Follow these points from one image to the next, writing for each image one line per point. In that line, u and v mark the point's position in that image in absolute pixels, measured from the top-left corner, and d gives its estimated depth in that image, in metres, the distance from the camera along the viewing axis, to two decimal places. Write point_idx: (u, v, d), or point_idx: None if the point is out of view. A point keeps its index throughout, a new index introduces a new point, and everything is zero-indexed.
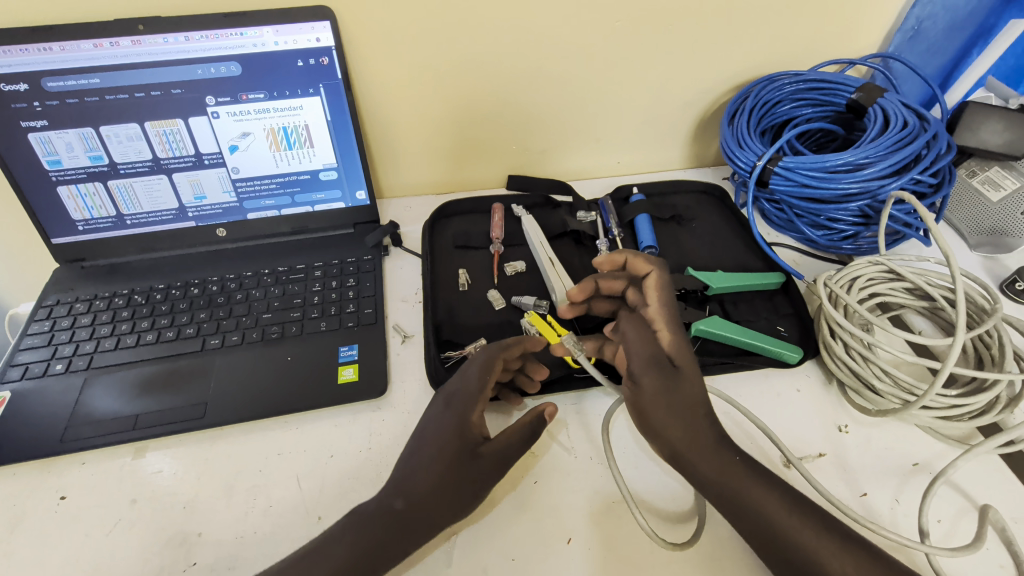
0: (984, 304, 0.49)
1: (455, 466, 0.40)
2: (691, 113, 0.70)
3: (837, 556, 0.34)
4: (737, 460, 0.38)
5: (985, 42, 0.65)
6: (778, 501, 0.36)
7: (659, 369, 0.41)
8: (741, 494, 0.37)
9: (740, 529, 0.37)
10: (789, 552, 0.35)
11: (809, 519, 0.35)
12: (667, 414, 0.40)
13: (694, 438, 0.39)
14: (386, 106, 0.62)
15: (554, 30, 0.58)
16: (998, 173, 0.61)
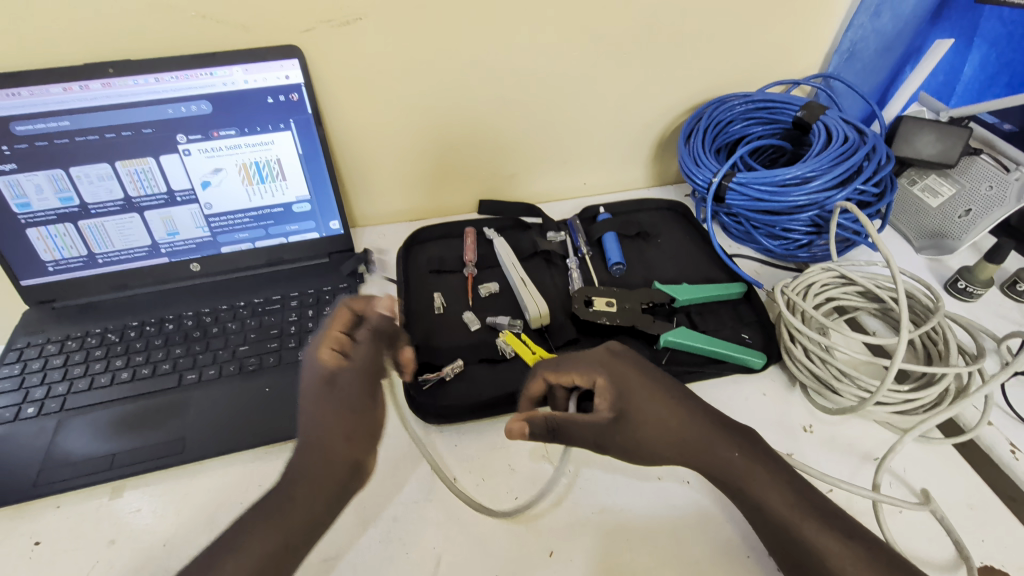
0: (927, 303, 0.53)
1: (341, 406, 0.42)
2: (651, 135, 0.73)
3: (842, 548, 0.36)
4: (737, 457, 0.40)
5: (915, 60, 0.70)
6: (782, 498, 0.39)
7: (651, 393, 0.42)
8: (748, 489, 0.40)
9: (760, 531, 0.39)
10: (802, 549, 0.37)
11: (809, 512, 0.38)
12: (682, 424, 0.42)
13: (699, 444, 0.41)
14: (357, 138, 0.64)
15: (516, 61, 0.61)
16: (935, 181, 0.65)
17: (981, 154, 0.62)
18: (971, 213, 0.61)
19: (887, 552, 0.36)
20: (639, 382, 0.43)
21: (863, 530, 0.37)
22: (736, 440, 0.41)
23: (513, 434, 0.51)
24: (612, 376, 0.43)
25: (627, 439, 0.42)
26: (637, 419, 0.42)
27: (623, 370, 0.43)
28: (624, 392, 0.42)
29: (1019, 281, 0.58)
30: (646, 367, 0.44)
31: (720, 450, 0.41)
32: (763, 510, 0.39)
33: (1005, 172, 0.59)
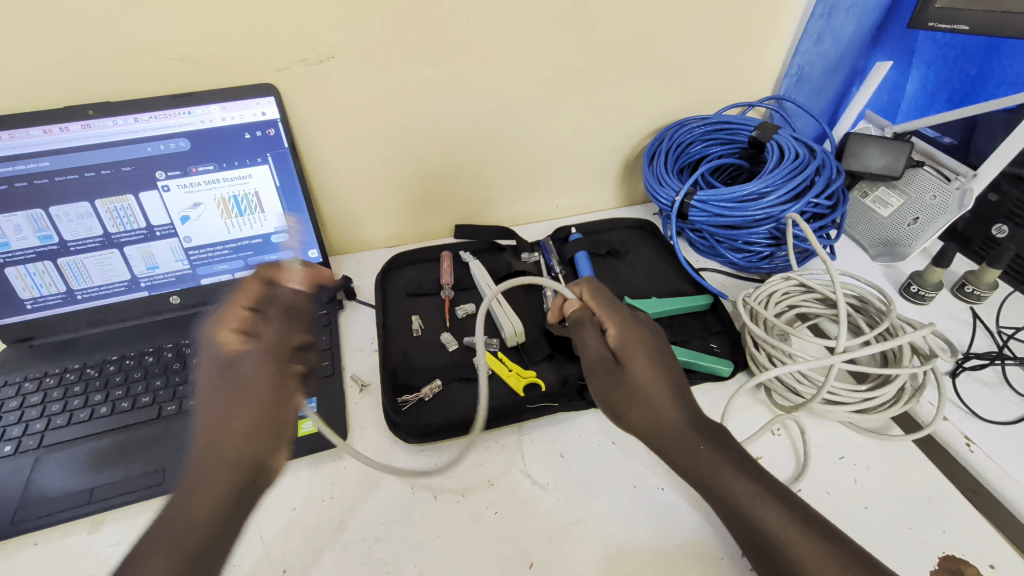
0: (880, 306, 0.56)
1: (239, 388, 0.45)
2: (617, 158, 0.77)
3: (808, 542, 0.36)
4: (702, 449, 0.41)
5: (860, 80, 0.75)
6: (750, 490, 0.39)
7: (647, 360, 0.45)
8: (715, 480, 0.40)
9: (730, 526, 0.40)
10: (767, 543, 0.38)
11: (775, 506, 0.38)
12: (663, 403, 0.43)
13: (675, 428, 0.43)
14: (333, 170, 0.66)
15: (483, 93, 0.64)
16: (884, 192, 0.69)
17: (924, 166, 0.65)
18: (919, 221, 0.64)
19: (852, 550, 0.36)
20: (640, 349, 0.46)
21: (826, 521, 0.38)
22: (708, 436, 0.42)
23: (492, 450, 0.52)
24: (623, 332, 0.47)
25: (610, 382, 0.45)
26: (628, 374, 0.45)
27: (634, 333, 0.47)
28: (627, 345, 0.46)
29: (967, 284, 0.61)
30: (657, 344, 0.47)
31: (688, 440, 0.42)
32: (727, 503, 0.40)
33: (946, 182, 0.62)
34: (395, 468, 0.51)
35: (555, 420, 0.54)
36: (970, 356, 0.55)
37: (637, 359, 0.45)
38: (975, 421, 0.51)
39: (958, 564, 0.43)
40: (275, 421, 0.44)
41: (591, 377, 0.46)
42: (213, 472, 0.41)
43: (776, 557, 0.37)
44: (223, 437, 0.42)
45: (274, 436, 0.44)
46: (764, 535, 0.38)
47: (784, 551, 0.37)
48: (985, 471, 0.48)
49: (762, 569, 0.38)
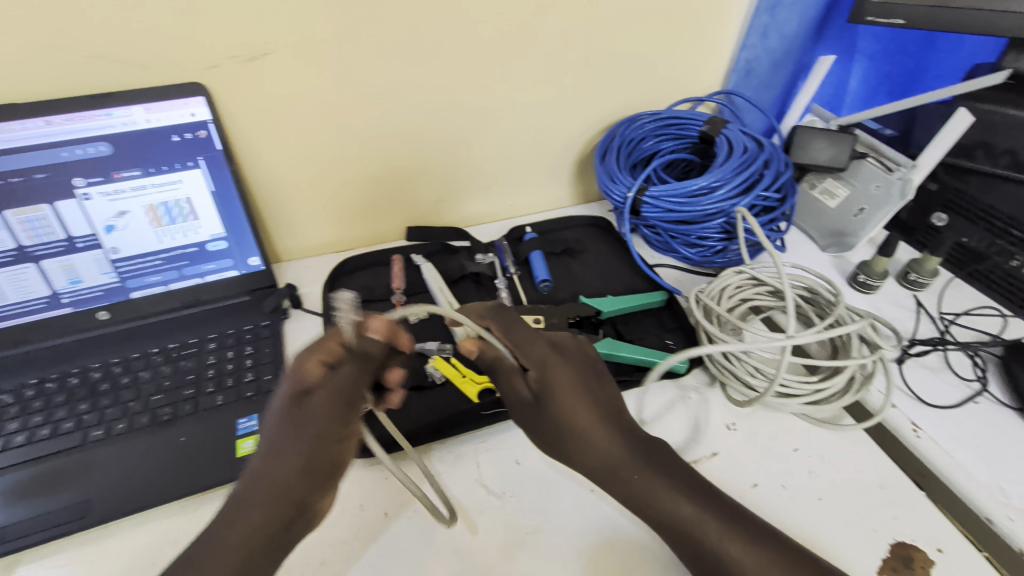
0: (829, 297, 0.56)
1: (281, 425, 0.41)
2: (570, 155, 0.76)
3: (752, 558, 0.37)
4: (636, 479, 0.41)
5: (805, 75, 0.76)
6: (687, 512, 0.39)
7: (575, 397, 0.43)
8: (653, 506, 0.40)
9: (675, 548, 0.40)
10: (711, 561, 0.37)
11: (716, 525, 0.38)
12: (591, 441, 0.42)
13: (611, 460, 0.41)
14: (274, 173, 0.63)
15: (430, 91, 0.62)
16: (832, 184, 0.70)
17: (867, 157, 0.67)
18: (864, 211, 0.65)
19: (794, 557, 0.37)
20: (568, 386, 0.43)
21: (768, 528, 0.39)
22: (642, 462, 0.41)
23: (446, 460, 0.50)
24: (544, 370, 0.44)
25: (540, 425, 0.44)
26: (559, 417, 0.43)
27: (557, 371, 0.43)
28: (551, 386, 0.43)
29: (911, 271, 0.63)
30: (584, 370, 0.45)
31: (623, 470, 0.41)
32: (668, 525, 0.39)
33: (888, 173, 0.64)
34: (343, 486, 0.48)
35: (510, 426, 0.53)
36: (915, 342, 0.57)
37: (559, 400, 0.43)
38: (921, 407, 0.52)
39: (909, 551, 0.44)
40: (343, 458, 0.42)
41: (521, 417, 0.45)
42: (260, 503, 0.39)
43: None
44: (281, 470, 0.39)
45: (327, 473, 0.41)
46: (707, 557, 0.38)
47: (727, 570, 0.37)
48: (932, 456, 0.49)
49: None
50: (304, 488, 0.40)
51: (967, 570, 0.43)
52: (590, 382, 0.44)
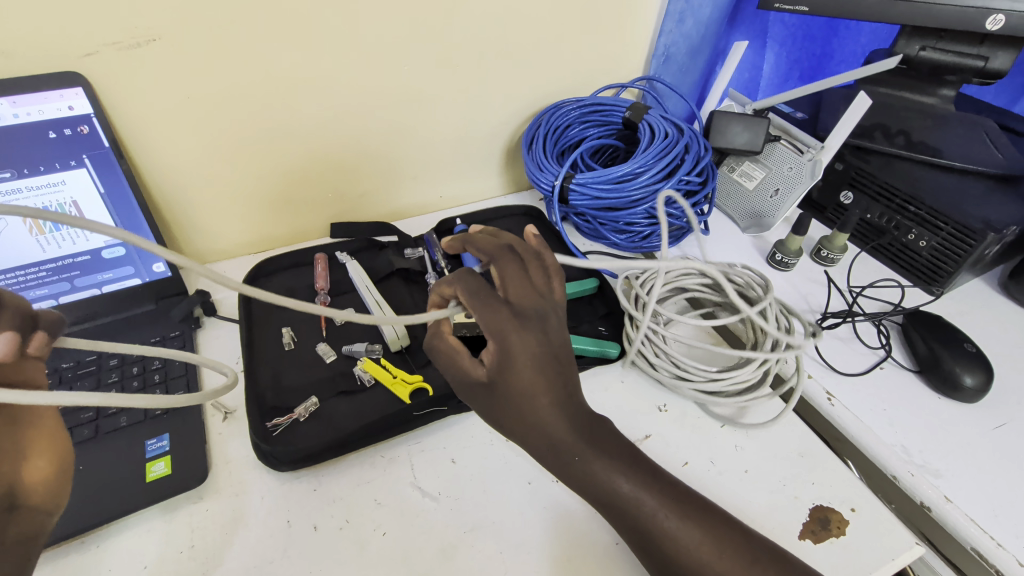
0: (760, 292, 0.58)
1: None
2: (498, 144, 0.74)
3: (686, 530, 0.37)
4: (576, 460, 0.39)
5: (721, 60, 0.78)
6: (627, 490, 0.39)
7: (532, 376, 0.39)
8: (593, 485, 0.39)
9: (614, 524, 0.40)
10: (649, 535, 0.38)
11: (655, 500, 0.38)
12: (540, 418, 0.39)
13: (555, 442, 0.40)
14: (175, 170, 0.58)
15: (346, 79, 0.59)
16: (749, 167, 0.73)
17: (780, 140, 0.69)
18: (779, 192, 0.68)
19: (723, 523, 0.38)
20: (527, 363, 0.39)
21: (698, 499, 0.39)
22: (586, 444, 0.40)
23: (379, 465, 0.49)
24: (504, 343, 0.39)
25: (492, 404, 0.41)
26: (509, 397, 0.39)
27: (518, 347, 0.39)
28: (508, 362, 0.39)
29: (823, 248, 0.67)
30: (547, 348, 0.40)
31: (566, 451, 0.39)
32: (607, 502, 0.39)
33: (799, 154, 0.67)
34: (268, 502, 0.46)
35: (445, 424, 0.52)
36: (827, 316, 0.60)
37: (514, 377, 0.39)
38: (834, 376, 0.56)
39: (827, 513, 0.46)
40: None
41: (472, 389, 0.42)
42: None
43: (656, 549, 0.37)
44: None
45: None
46: (643, 531, 0.38)
47: (660, 543, 0.37)
48: (844, 421, 0.52)
49: (645, 559, 0.39)
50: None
51: (877, 525, 0.46)
52: (552, 363, 0.39)
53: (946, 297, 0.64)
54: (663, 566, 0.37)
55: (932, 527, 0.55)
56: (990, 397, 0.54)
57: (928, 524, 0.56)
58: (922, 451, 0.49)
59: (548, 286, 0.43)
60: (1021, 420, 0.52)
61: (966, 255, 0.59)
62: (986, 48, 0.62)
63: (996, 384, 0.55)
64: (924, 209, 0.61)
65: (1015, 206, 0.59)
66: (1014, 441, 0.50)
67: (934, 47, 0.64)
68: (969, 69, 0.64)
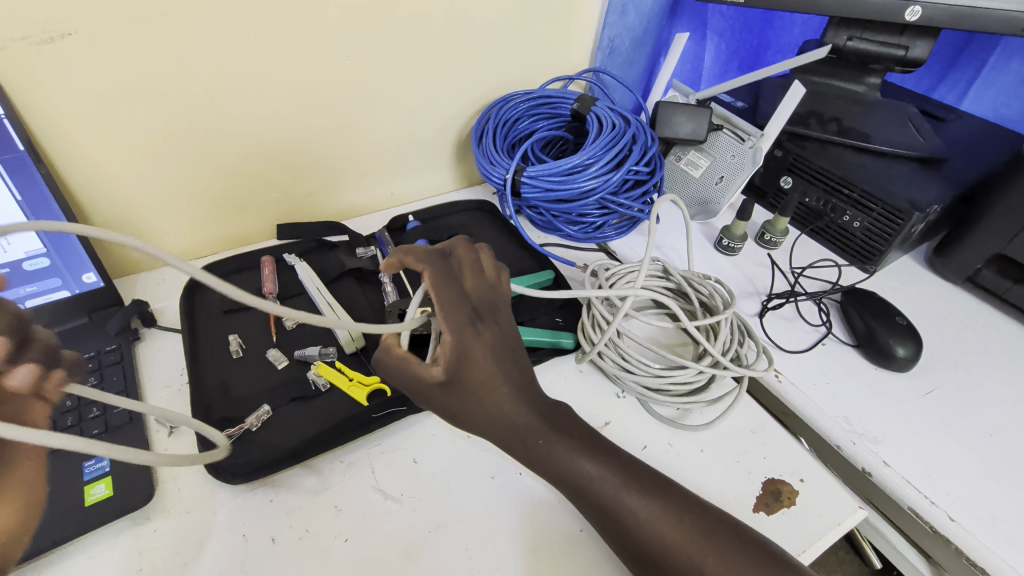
0: (723, 303, 0.58)
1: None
2: (448, 139, 0.74)
3: (646, 503, 0.38)
4: (540, 444, 0.40)
5: (664, 52, 0.80)
6: (589, 469, 0.39)
7: (490, 369, 0.39)
8: (557, 468, 0.39)
9: (577, 503, 0.40)
10: (613, 512, 0.38)
11: (617, 477, 0.39)
12: (500, 410, 0.39)
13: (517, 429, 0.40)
14: (102, 173, 0.54)
15: (285, 74, 0.56)
16: (695, 156, 0.75)
17: (723, 129, 0.71)
18: (724, 179, 0.71)
19: (681, 497, 0.39)
20: (485, 357, 0.39)
21: (657, 475, 0.40)
22: (549, 427, 0.40)
23: (338, 471, 0.47)
24: (461, 338, 0.39)
25: (448, 400, 0.40)
26: (467, 392, 0.39)
27: (476, 342, 0.39)
28: (465, 357, 0.39)
29: (766, 232, 0.70)
30: (503, 340, 0.40)
31: (528, 437, 0.40)
32: (570, 483, 0.39)
33: (741, 142, 0.69)
34: (222, 517, 0.44)
35: (406, 424, 0.51)
36: (772, 297, 0.62)
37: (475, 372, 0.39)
38: (781, 354, 0.58)
39: (778, 485, 0.48)
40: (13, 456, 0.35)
41: (425, 394, 0.40)
42: None
43: (618, 525, 0.38)
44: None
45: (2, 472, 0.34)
46: (606, 508, 0.38)
47: (622, 519, 0.38)
48: (791, 397, 0.55)
49: (608, 537, 0.39)
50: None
51: (824, 493, 0.48)
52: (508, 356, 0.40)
53: (878, 274, 0.68)
54: (625, 541, 0.38)
55: (874, 491, 0.59)
56: (919, 365, 0.57)
57: (871, 489, 0.59)
58: (862, 421, 0.52)
59: (500, 280, 0.44)
60: (947, 385, 0.56)
61: (895, 234, 0.63)
62: (906, 38, 0.66)
63: (924, 353, 0.59)
64: (857, 192, 0.65)
65: (936, 186, 0.63)
66: (941, 405, 0.54)
67: (860, 37, 0.68)
68: (891, 58, 0.68)
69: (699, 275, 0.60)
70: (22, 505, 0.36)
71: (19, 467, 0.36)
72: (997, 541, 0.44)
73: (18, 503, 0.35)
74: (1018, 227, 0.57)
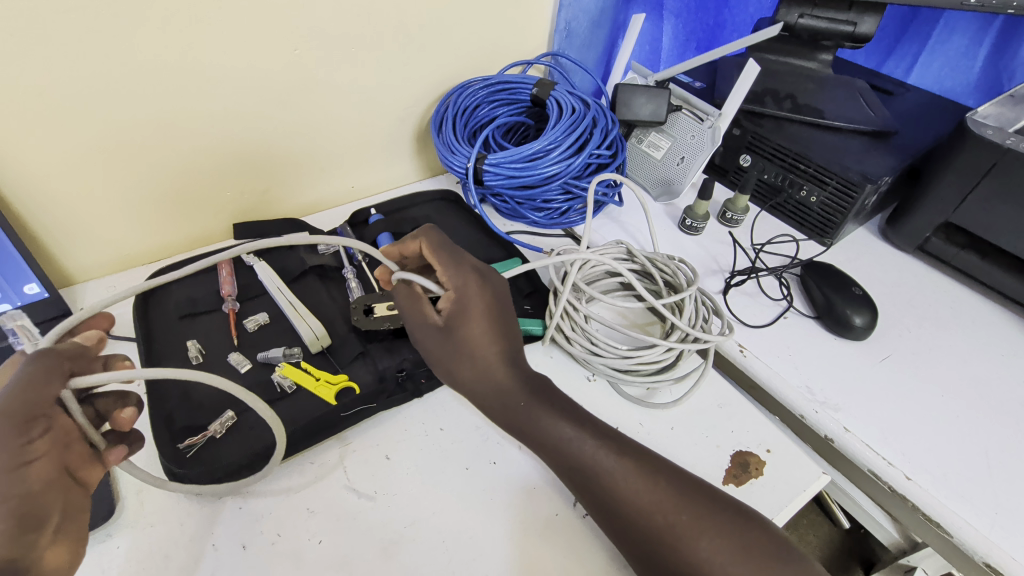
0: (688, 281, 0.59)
1: (53, 497, 0.34)
2: (407, 128, 0.72)
3: (621, 464, 0.39)
4: (522, 405, 0.42)
5: (622, 33, 0.79)
6: (568, 432, 0.40)
7: (486, 323, 0.42)
8: (537, 431, 0.41)
9: (557, 470, 0.41)
10: (589, 477, 0.39)
11: (595, 439, 0.40)
12: (496, 364, 0.42)
13: (501, 388, 0.42)
14: (40, 178, 0.51)
15: (231, 67, 0.54)
16: (656, 137, 0.75)
17: (682, 110, 0.71)
18: (685, 159, 0.71)
19: (656, 463, 0.40)
20: (481, 312, 0.43)
21: (632, 442, 0.41)
22: (530, 391, 0.42)
23: (308, 472, 0.47)
24: (462, 289, 0.43)
25: (443, 350, 0.43)
26: (462, 342, 0.42)
27: (475, 296, 0.43)
28: (465, 308, 0.42)
29: (728, 211, 0.71)
30: (500, 302, 0.44)
31: (512, 398, 0.42)
32: (550, 447, 0.41)
33: (700, 122, 0.69)
34: (190, 526, 0.43)
35: (376, 421, 0.51)
36: (735, 273, 0.64)
37: (476, 322, 0.42)
38: (745, 329, 0.59)
39: (746, 457, 0.50)
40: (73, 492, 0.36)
41: (426, 344, 0.45)
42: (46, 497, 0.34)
43: (596, 489, 0.39)
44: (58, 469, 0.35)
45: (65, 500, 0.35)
46: (583, 472, 0.39)
47: (599, 481, 0.39)
48: (756, 370, 0.56)
49: (585, 502, 0.40)
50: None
51: (790, 461, 0.50)
52: (504, 316, 0.44)
53: (835, 246, 0.70)
54: (599, 506, 0.39)
55: (837, 457, 0.61)
56: (876, 333, 0.60)
57: (835, 455, 0.61)
58: (823, 389, 0.54)
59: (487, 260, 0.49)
60: (901, 350, 0.58)
61: (850, 207, 0.65)
62: (855, 13, 0.67)
63: (880, 321, 0.61)
64: (813, 167, 0.66)
65: (886, 159, 0.65)
66: (897, 369, 0.56)
67: (811, 15, 0.69)
68: (840, 34, 0.69)
69: (664, 255, 0.61)
70: (74, 544, 0.35)
71: (75, 514, 0.36)
72: (950, 496, 0.47)
73: (70, 544, 0.35)
74: (961, 197, 0.60)
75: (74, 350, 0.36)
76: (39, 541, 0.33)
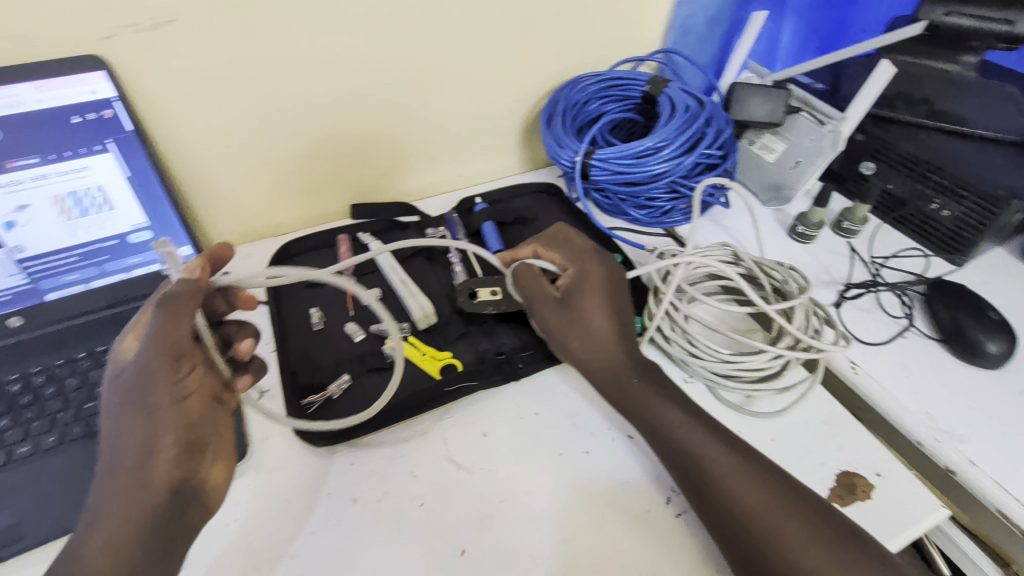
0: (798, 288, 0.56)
1: (201, 423, 0.39)
2: (516, 121, 0.74)
3: (727, 455, 0.39)
4: (635, 381, 0.44)
5: (741, 31, 0.77)
6: (676, 417, 0.42)
7: (601, 296, 0.46)
8: (644, 411, 0.43)
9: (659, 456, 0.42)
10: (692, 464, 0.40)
11: (703, 427, 0.41)
12: (609, 334, 0.46)
13: (613, 360, 0.45)
14: (198, 152, 0.58)
15: (364, 57, 0.58)
16: (769, 139, 0.72)
17: (801, 112, 0.69)
18: (800, 164, 0.68)
19: (762, 462, 0.39)
20: (598, 287, 0.47)
21: (738, 438, 0.41)
22: (639, 370, 0.45)
23: (411, 440, 0.49)
24: (582, 270, 0.48)
25: (561, 322, 0.47)
26: (579, 312, 0.46)
27: (591, 272, 0.47)
28: (582, 282, 0.47)
29: (844, 220, 0.67)
30: (616, 282, 0.48)
31: (623, 373, 0.45)
32: (656, 430, 0.42)
33: (821, 126, 0.67)
34: (308, 475, 0.47)
35: (474, 400, 0.53)
36: (850, 286, 0.61)
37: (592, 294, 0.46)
38: (859, 345, 0.56)
39: (853, 478, 0.47)
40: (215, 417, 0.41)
41: (544, 319, 0.48)
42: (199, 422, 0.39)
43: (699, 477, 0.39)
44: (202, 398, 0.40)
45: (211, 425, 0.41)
46: (688, 458, 0.40)
47: (703, 469, 0.39)
48: (869, 389, 0.53)
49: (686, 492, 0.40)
50: (159, 466, 0.35)
51: (904, 488, 0.47)
52: (618, 293, 0.48)
53: (968, 266, 0.64)
54: (701, 496, 0.39)
55: (958, 493, 0.56)
56: (1013, 363, 0.54)
57: (954, 491, 0.56)
58: (947, 417, 0.50)
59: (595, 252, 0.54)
60: None
61: (989, 223, 0.59)
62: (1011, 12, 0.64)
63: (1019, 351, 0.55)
64: (947, 178, 0.61)
65: None
66: None
67: (959, 13, 0.67)
68: (992, 33, 0.66)
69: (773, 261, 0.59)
70: (227, 461, 0.42)
71: (221, 436, 0.42)
72: None
73: (225, 460, 0.41)
74: None
75: (192, 289, 0.38)
76: (202, 461, 0.39)
